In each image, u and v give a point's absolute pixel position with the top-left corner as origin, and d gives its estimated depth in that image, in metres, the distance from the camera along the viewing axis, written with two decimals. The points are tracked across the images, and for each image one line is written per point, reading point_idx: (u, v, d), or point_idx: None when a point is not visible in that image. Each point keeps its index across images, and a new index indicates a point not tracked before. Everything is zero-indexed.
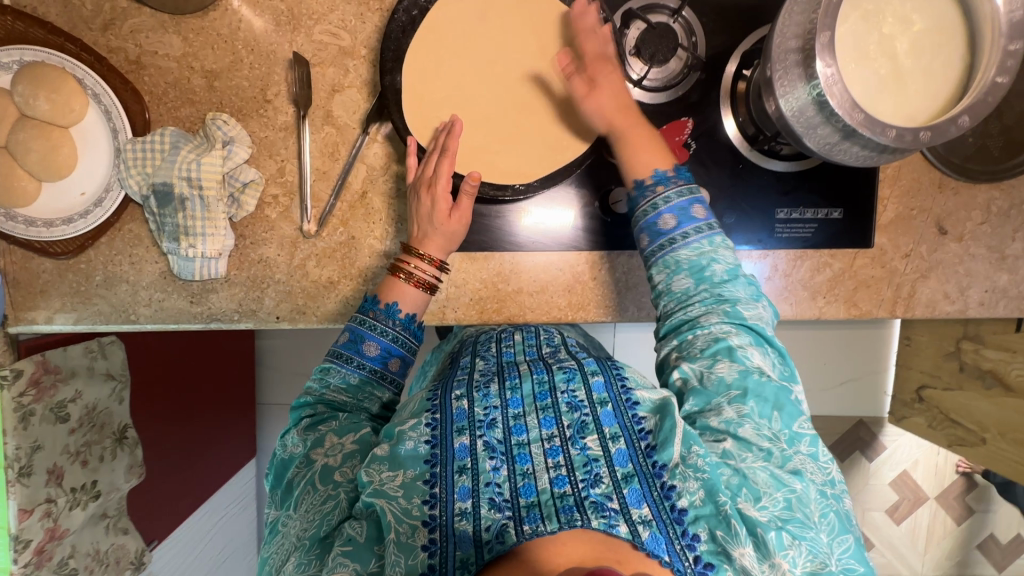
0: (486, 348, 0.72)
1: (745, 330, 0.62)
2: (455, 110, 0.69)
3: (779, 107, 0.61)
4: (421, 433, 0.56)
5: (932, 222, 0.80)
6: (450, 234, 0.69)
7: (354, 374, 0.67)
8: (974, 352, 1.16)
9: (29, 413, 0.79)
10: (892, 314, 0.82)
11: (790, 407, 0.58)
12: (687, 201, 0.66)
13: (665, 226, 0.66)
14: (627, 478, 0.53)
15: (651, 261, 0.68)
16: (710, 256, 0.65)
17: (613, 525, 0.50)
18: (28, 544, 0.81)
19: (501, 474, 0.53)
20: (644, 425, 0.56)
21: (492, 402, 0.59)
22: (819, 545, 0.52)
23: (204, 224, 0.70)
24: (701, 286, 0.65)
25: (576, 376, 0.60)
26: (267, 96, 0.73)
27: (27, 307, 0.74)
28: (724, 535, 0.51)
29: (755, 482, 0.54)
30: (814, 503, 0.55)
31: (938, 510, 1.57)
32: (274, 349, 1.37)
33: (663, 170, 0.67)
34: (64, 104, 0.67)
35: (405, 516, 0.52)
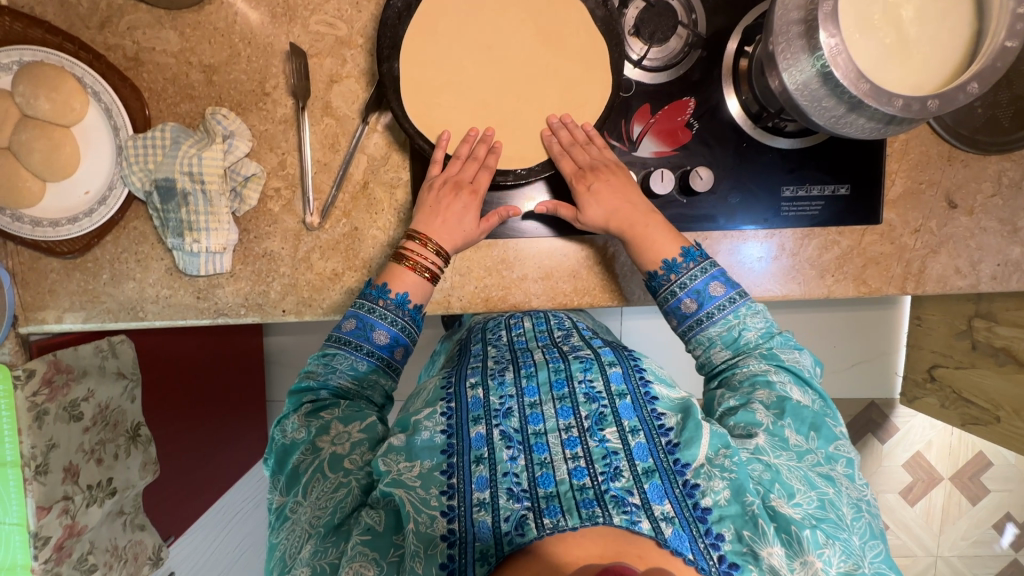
0: (497, 338, 0.76)
1: (786, 371, 0.65)
2: (454, 96, 0.68)
3: (783, 82, 0.60)
4: (437, 423, 0.59)
5: (942, 195, 0.79)
6: (466, 235, 0.70)
7: (363, 361, 0.67)
8: (986, 330, 1.15)
9: (43, 411, 0.80)
10: (902, 291, 0.81)
11: (825, 430, 0.61)
12: (704, 281, 0.68)
13: (687, 309, 0.69)
14: (647, 473, 0.54)
15: (686, 338, 0.71)
16: (739, 328, 0.68)
17: (635, 521, 0.50)
18: (48, 540, 0.82)
19: (519, 463, 0.54)
20: (664, 421, 0.58)
21: (508, 392, 0.61)
22: (853, 547, 0.53)
23: (207, 219, 0.70)
24: (741, 353, 0.68)
25: (593, 367, 0.63)
26: (265, 89, 0.73)
27: (37, 307, 0.75)
28: (752, 535, 0.50)
29: (785, 479, 0.54)
30: (846, 508, 0.55)
31: (954, 491, 1.56)
32: (283, 346, 1.40)
33: (672, 257, 0.69)
34: (65, 103, 0.67)
35: (423, 506, 0.53)
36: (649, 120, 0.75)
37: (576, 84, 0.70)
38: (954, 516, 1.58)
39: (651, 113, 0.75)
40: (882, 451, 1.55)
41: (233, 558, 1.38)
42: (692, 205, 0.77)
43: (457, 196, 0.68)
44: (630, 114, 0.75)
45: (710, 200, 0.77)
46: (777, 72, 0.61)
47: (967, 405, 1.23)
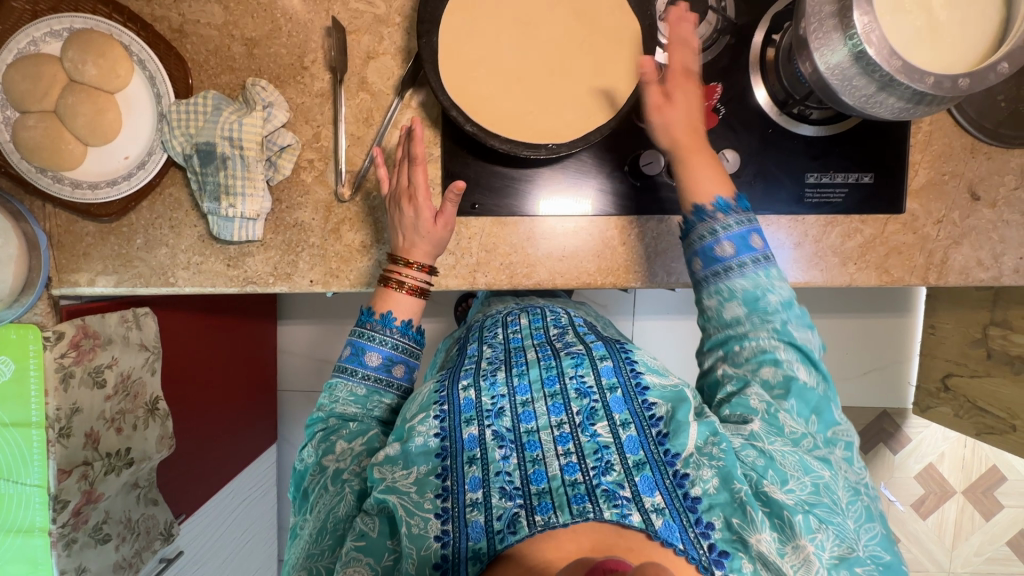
0: (492, 335, 0.72)
1: (795, 350, 0.62)
2: (488, 72, 0.70)
3: (814, 63, 0.62)
4: (430, 427, 0.57)
5: (965, 187, 0.80)
6: (436, 240, 0.72)
7: (360, 386, 0.70)
8: (1001, 338, 1.15)
9: (69, 374, 0.81)
10: (924, 282, 0.81)
11: (821, 414, 0.60)
12: (745, 230, 0.65)
13: (722, 252, 0.65)
14: (638, 466, 0.53)
15: (702, 285, 0.67)
16: (766, 288, 0.64)
17: (626, 514, 0.50)
18: (65, 505, 0.83)
19: (511, 462, 0.54)
20: (655, 411, 0.57)
21: (499, 391, 0.60)
22: (846, 530, 0.53)
23: (244, 185, 0.71)
24: (755, 315, 0.63)
25: (584, 362, 0.61)
26: (304, 63, 0.75)
27: (71, 269, 0.76)
28: (741, 522, 0.51)
29: (779, 465, 0.55)
30: (842, 491, 0.56)
31: (966, 505, 1.53)
32: (294, 336, 1.45)
33: (725, 197, 0.66)
34: (111, 69, 0.69)
35: (417, 508, 0.53)
36: None
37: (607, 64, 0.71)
38: (967, 531, 1.55)
39: None
40: (894, 462, 1.53)
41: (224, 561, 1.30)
42: None
43: (412, 204, 0.71)
44: None
45: (734, 184, 0.78)
46: (809, 54, 0.62)
47: (982, 414, 1.22)
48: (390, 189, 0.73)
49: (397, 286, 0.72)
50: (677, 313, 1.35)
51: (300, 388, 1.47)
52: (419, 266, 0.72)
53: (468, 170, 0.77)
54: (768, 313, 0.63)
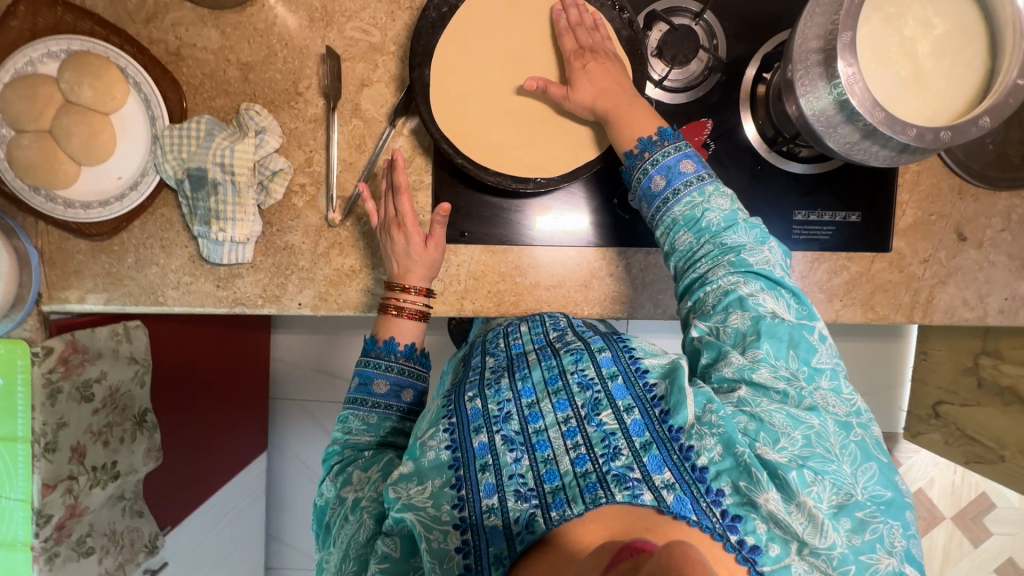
0: (495, 344, 0.69)
1: (755, 277, 0.61)
2: (479, 104, 0.70)
3: (800, 108, 0.62)
4: (441, 440, 0.56)
5: (952, 228, 0.80)
6: (429, 262, 0.73)
7: (372, 415, 0.69)
8: (992, 367, 1.15)
9: (57, 389, 0.81)
10: (910, 320, 0.81)
11: (784, 333, 0.58)
12: (676, 158, 0.65)
13: (656, 187, 0.65)
14: (645, 446, 0.53)
15: (652, 225, 0.68)
16: (702, 207, 0.64)
17: (637, 495, 0.50)
18: (49, 519, 0.83)
19: (523, 465, 0.54)
20: (656, 392, 0.56)
21: (504, 396, 0.59)
22: (843, 477, 0.52)
23: (234, 209, 0.72)
24: (703, 239, 0.63)
25: (584, 356, 0.60)
26: (298, 89, 0.76)
27: (62, 286, 0.77)
28: (748, 484, 0.50)
29: (771, 424, 0.54)
30: (834, 437, 0.54)
31: (955, 531, 1.53)
32: (287, 345, 1.45)
33: (647, 136, 0.66)
34: (106, 91, 0.70)
35: (435, 522, 0.52)
36: None
37: None
38: (955, 557, 1.55)
39: None
40: None
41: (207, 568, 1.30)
42: None
43: (404, 232, 0.72)
44: None
45: None
46: (795, 99, 0.63)
47: (971, 442, 1.23)
48: (379, 219, 0.74)
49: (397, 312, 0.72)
50: (669, 334, 1.35)
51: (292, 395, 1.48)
52: (416, 289, 0.72)
53: (457, 200, 0.77)
54: (712, 231, 0.63)
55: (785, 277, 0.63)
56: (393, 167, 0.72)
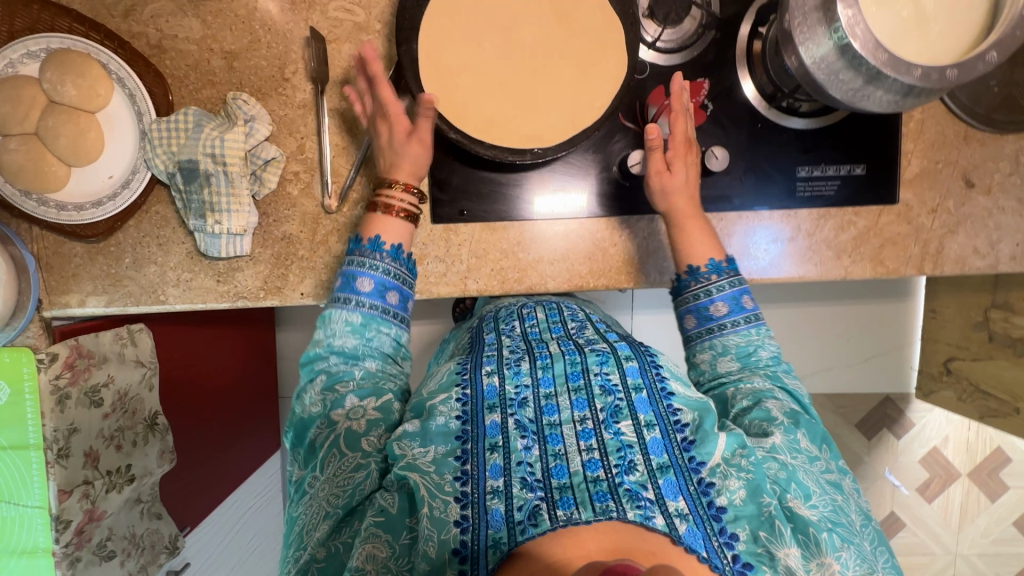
0: (508, 326, 0.73)
1: (788, 395, 0.66)
2: (471, 76, 0.68)
3: (800, 58, 0.61)
4: (452, 408, 0.59)
5: (959, 175, 0.79)
6: (416, 158, 0.69)
7: (355, 314, 0.67)
8: (1003, 321, 1.14)
9: (65, 396, 0.82)
10: (920, 272, 0.80)
11: (816, 430, 0.63)
12: (738, 290, 0.70)
13: (716, 311, 0.70)
14: (662, 468, 0.55)
15: (696, 342, 0.72)
16: (756, 344, 0.69)
17: (649, 517, 0.51)
18: (68, 525, 0.84)
19: (533, 454, 0.55)
20: (680, 417, 0.58)
21: (523, 381, 0.61)
22: (864, 551, 0.55)
23: (228, 200, 0.71)
24: (747, 370, 0.68)
25: (609, 360, 0.62)
26: (285, 75, 0.74)
27: (61, 291, 0.76)
28: (768, 535, 0.53)
29: (802, 480, 0.57)
30: (854, 514, 0.58)
31: (972, 488, 1.52)
32: (294, 342, 1.45)
33: (719, 260, 0.71)
34: (90, 89, 0.69)
35: (438, 490, 0.53)
36: (664, 101, 0.74)
37: (591, 64, 0.70)
38: (974, 513, 1.53)
39: (665, 95, 0.74)
40: (897, 447, 1.51)
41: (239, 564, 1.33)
42: (706, 186, 0.77)
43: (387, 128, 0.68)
44: (644, 96, 0.76)
45: (724, 180, 0.77)
46: (796, 50, 0.62)
47: (985, 397, 1.21)
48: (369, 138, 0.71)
49: (386, 211, 0.70)
50: None
51: None
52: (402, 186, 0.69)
53: (454, 177, 0.76)
54: (760, 366, 0.69)
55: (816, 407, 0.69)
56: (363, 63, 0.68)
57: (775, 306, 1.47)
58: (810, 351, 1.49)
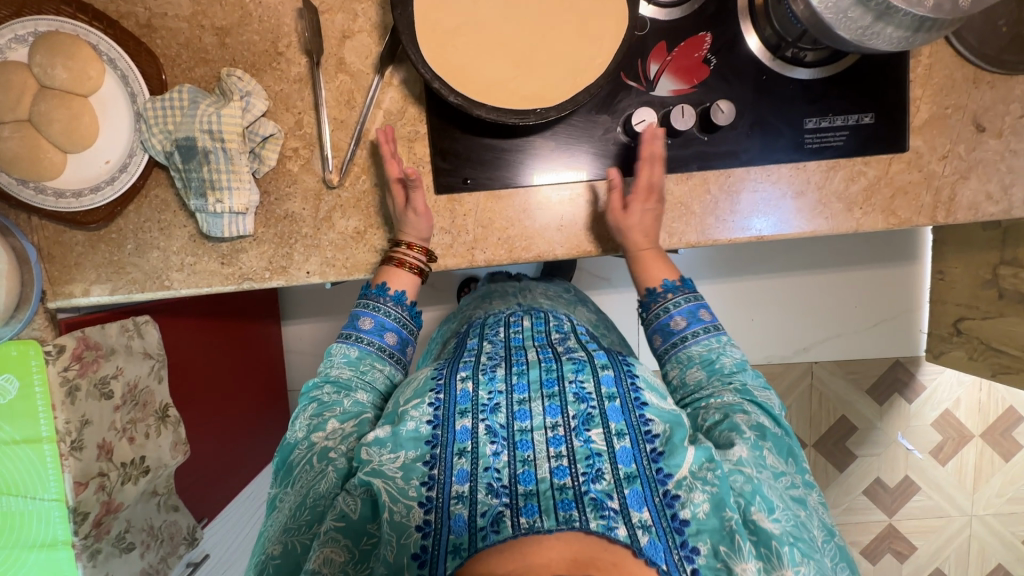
0: (493, 331, 0.73)
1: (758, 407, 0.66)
2: (468, 38, 0.67)
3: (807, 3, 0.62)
4: (423, 413, 0.59)
5: (969, 119, 0.77)
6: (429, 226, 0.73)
7: (354, 348, 0.73)
8: (1012, 276, 1.11)
9: (75, 387, 0.81)
10: (933, 221, 0.79)
11: (783, 445, 0.63)
12: (694, 305, 0.74)
13: (676, 326, 0.73)
14: (629, 478, 0.55)
15: (665, 358, 0.74)
16: (718, 352, 0.71)
17: (612, 527, 0.51)
18: (86, 517, 0.83)
19: (501, 459, 0.56)
20: (651, 428, 0.58)
21: (497, 386, 0.61)
22: (826, 570, 0.56)
23: (229, 177, 0.69)
24: (713, 377, 0.69)
25: (585, 368, 0.63)
26: (278, 48, 0.73)
27: (64, 280, 0.75)
28: (727, 550, 0.53)
29: (767, 494, 0.57)
30: (818, 531, 0.59)
31: (986, 448, 1.50)
32: (299, 334, 1.45)
33: (672, 280, 0.76)
34: (81, 71, 0.67)
35: (401, 495, 0.55)
36: (665, 58, 0.74)
37: (589, 21, 0.68)
38: (987, 474, 1.52)
39: (667, 51, 0.74)
40: (910, 411, 1.49)
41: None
42: (713, 142, 0.76)
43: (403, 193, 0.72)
44: (646, 53, 0.74)
45: (730, 136, 0.76)
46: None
47: (997, 354, 1.18)
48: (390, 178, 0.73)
49: (400, 265, 0.74)
50: None
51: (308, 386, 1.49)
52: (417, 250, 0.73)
53: (456, 146, 0.75)
54: (723, 373, 0.69)
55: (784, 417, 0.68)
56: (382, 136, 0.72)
57: (779, 277, 1.46)
58: (817, 321, 1.48)
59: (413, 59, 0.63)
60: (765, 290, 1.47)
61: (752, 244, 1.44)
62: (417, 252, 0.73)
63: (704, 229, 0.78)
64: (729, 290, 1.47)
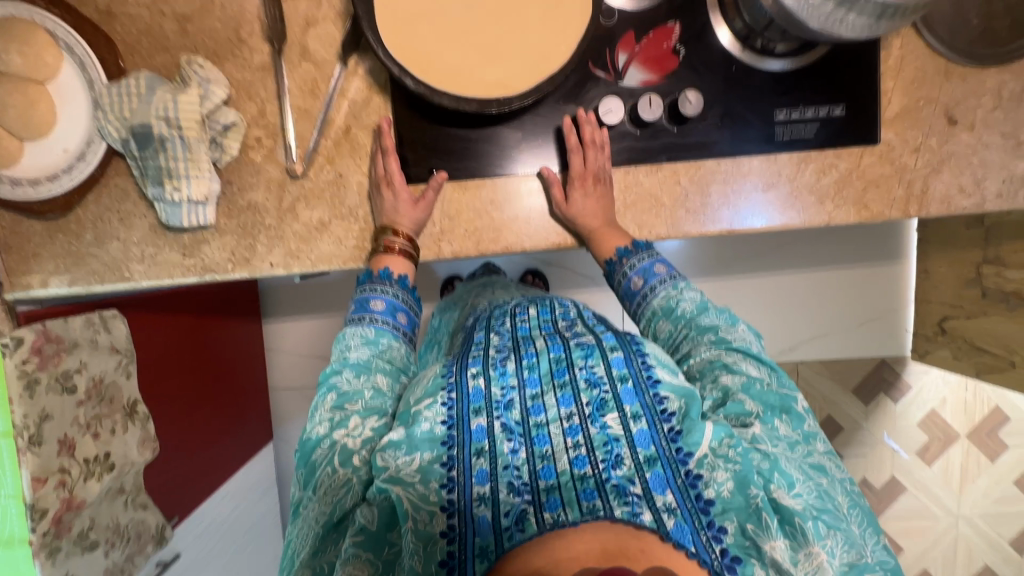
0: (501, 323, 0.72)
1: (736, 351, 0.63)
2: (429, 24, 0.66)
3: None
4: (437, 413, 0.56)
5: (941, 112, 0.76)
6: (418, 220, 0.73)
7: (371, 328, 0.70)
8: (995, 276, 1.10)
9: (35, 380, 0.78)
10: (906, 214, 0.78)
11: (794, 411, 0.59)
12: (650, 262, 0.74)
13: (635, 286, 0.74)
14: (649, 461, 0.52)
15: (637, 319, 0.75)
16: (677, 298, 0.70)
17: (637, 513, 0.49)
18: (45, 514, 0.79)
19: (520, 456, 0.53)
20: (667, 406, 0.55)
21: (508, 382, 0.58)
22: (854, 537, 0.52)
23: (187, 166, 0.68)
24: (679, 325, 0.69)
25: (594, 353, 0.60)
26: (241, 36, 0.72)
27: (22, 272, 0.74)
28: (755, 528, 0.50)
29: (785, 468, 0.53)
30: (842, 497, 0.54)
31: (972, 449, 1.47)
32: (280, 333, 1.44)
33: (624, 246, 0.74)
34: (37, 57, 0.65)
35: (423, 502, 0.51)
36: (633, 49, 0.73)
37: (553, 8, 0.67)
38: (973, 475, 1.48)
39: (635, 41, 0.73)
40: (896, 411, 1.47)
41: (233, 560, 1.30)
42: (684, 134, 0.75)
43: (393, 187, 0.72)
44: (614, 43, 0.73)
45: (700, 127, 0.75)
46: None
47: (981, 353, 1.16)
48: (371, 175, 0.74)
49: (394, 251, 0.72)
50: None
51: (291, 385, 1.47)
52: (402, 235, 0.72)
53: (422, 136, 0.74)
54: (686, 317, 0.69)
55: (763, 352, 0.65)
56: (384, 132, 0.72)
57: (765, 274, 1.44)
58: (803, 319, 1.47)
59: (379, 53, 0.62)
60: (751, 288, 1.45)
61: (733, 238, 1.43)
62: (403, 239, 0.72)
63: (674, 221, 0.77)
64: (715, 288, 1.45)
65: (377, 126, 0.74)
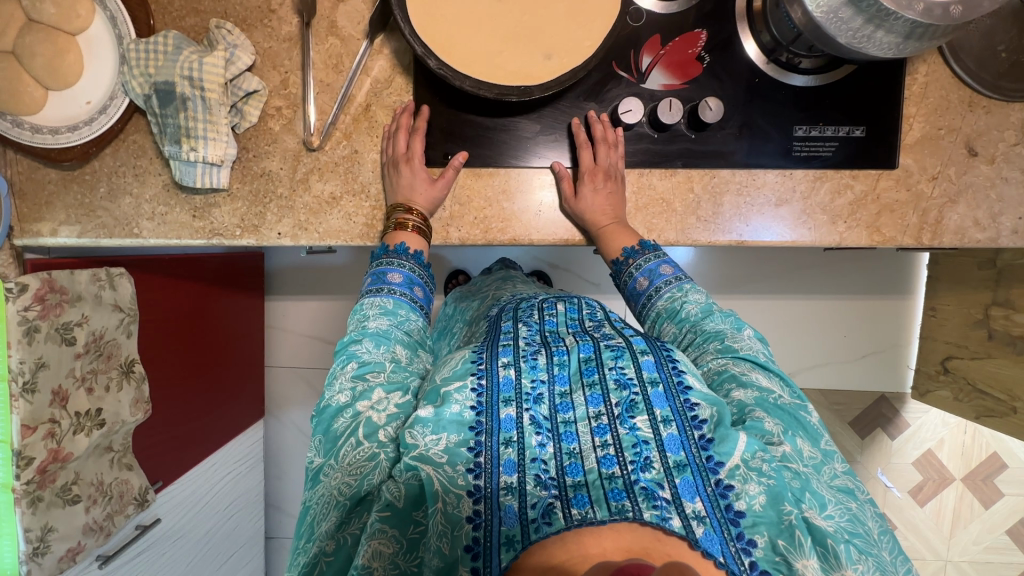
0: (527, 314, 0.69)
1: (744, 358, 0.61)
2: (457, 9, 0.67)
3: (806, 9, 0.61)
4: (467, 397, 0.53)
5: (962, 142, 0.76)
6: (431, 199, 0.73)
7: (389, 299, 0.68)
8: (1004, 318, 1.07)
9: (34, 328, 0.78)
10: (918, 243, 0.77)
11: (811, 428, 0.56)
12: (656, 264, 0.73)
13: (640, 287, 0.74)
14: (679, 467, 0.49)
15: (643, 320, 0.74)
16: (681, 301, 0.70)
17: (666, 518, 0.46)
18: (30, 462, 0.79)
19: (548, 451, 0.50)
20: (698, 412, 0.52)
21: (539, 375, 0.56)
22: (884, 563, 0.48)
23: (205, 127, 0.69)
24: (683, 327, 0.68)
25: (624, 354, 0.57)
26: (271, 6, 0.73)
27: (33, 219, 0.75)
28: (787, 545, 0.46)
29: (816, 489, 0.49)
30: (870, 521, 0.51)
31: (966, 493, 1.44)
32: (283, 309, 1.44)
33: (630, 246, 0.74)
34: (70, 8, 0.65)
35: (450, 484, 0.49)
36: (658, 52, 0.74)
37: (581, 4, 0.68)
38: (966, 519, 1.46)
39: (661, 45, 0.74)
40: (891, 447, 1.45)
41: (214, 533, 1.30)
42: (701, 141, 0.75)
43: (405, 168, 0.72)
44: (640, 45, 0.74)
45: (717, 136, 0.75)
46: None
47: (982, 396, 1.14)
48: (383, 154, 0.74)
49: (405, 226, 0.72)
50: None
51: (291, 363, 1.47)
52: (417, 214, 0.72)
53: (439, 119, 0.74)
54: (690, 320, 0.68)
55: (774, 363, 0.62)
56: (411, 112, 0.73)
57: (771, 297, 1.43)
58: (807, 347, 1.45)
59: (405, 31, 0.61)
60: (756, 309, 1.44)
61: (739, 255, 1.41)
62: (416, 216, 0.72)
63: (684, 228, 0.77)
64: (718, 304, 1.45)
65: (396, 105, 0.74)
